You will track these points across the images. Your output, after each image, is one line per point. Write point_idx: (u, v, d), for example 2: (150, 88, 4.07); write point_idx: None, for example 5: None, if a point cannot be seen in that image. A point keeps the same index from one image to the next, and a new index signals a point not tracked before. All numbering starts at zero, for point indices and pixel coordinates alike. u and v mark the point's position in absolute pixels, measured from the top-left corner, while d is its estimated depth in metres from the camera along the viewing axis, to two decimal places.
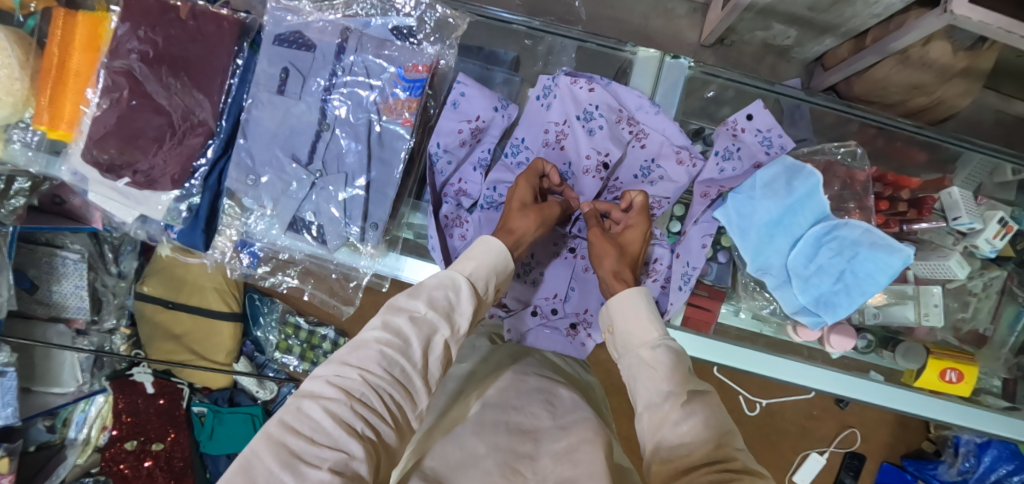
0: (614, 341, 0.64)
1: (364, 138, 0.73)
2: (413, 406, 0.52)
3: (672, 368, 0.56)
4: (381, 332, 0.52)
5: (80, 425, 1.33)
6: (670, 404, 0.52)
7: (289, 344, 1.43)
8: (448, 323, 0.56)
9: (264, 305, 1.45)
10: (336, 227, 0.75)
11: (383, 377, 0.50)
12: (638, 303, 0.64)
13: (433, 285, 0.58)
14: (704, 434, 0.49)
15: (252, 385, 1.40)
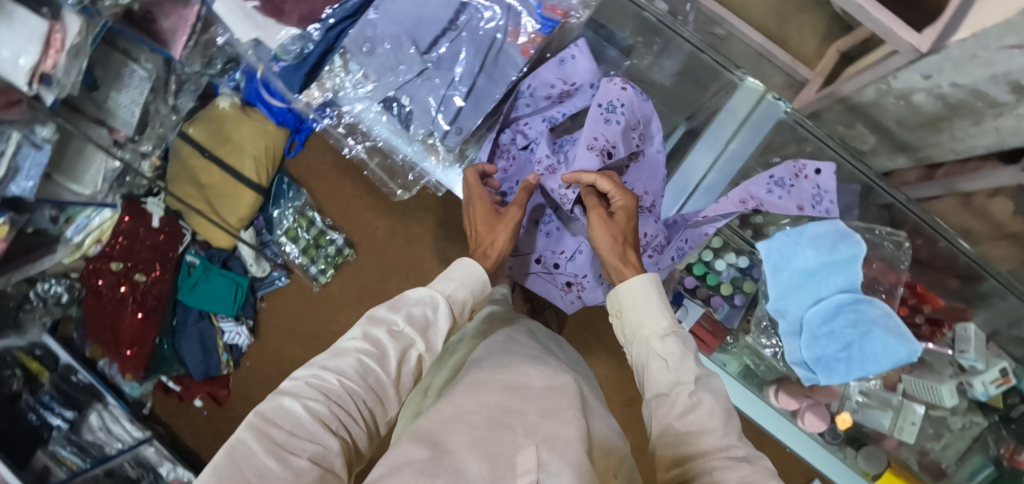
0: (625, 326, 0.64)
1: (484, 51, 0.75)
2: (383, 413, 0.56)
3: (686, 360, 0.56)
4: (358, 342, 0.55)
5: (79, 229, 1.33)
6: (675, 391, 0.53)
7: (296, 234, 1.44)
8: (424, 339, 0.58)
9: (290, 191, 1.46)
10: (424, 118, 0.80)
11: (357, 386, 0.52)
12: (649, 288, 0.63)
13: (414, 301, 0.60)
14: (712, 424, 0.49)
15: (247, 256, 1.42)
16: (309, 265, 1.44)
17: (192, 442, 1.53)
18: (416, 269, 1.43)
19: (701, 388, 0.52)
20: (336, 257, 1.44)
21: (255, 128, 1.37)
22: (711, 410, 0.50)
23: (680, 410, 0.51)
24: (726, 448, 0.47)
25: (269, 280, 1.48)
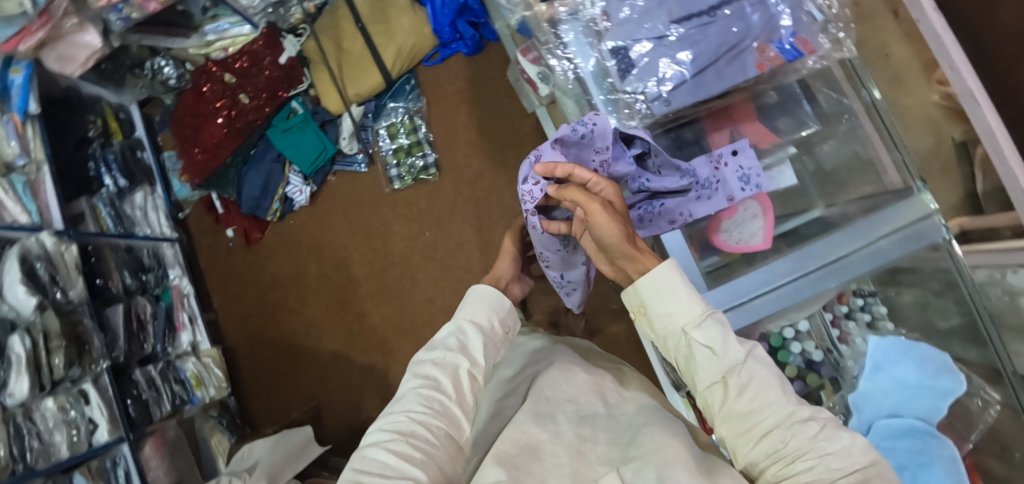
0: (654, 320, 0.52)
1: (731, 40, 0.62)
2: (463, 436, 0.51)
3: (731, 343, 0.47)
4: (416, 379, 0.52)
5: (214, 30, 1.38)
6: (731, 382, 0.45)
7: (397, 133, 1.47)
8: (468, 357, 0.55)
9: (410, 93, 1.47)
10: (639, 77, 0.64)
11: (428, 414, 0.48)
12: (673, 272, 0.50)
13: (443, 337, 0.57)
14: (773, 396, 0.43)
15: (346, 127, 1.43)
16: (392, 165, 1.46)
17: (207, 264, 1.55)
18: (483, 218, 1.43)
19: (752, 367, 0.45)
20: (419, 172, 1.45)
21: (411, 21, 1.40)
22: (767, 386, 0.44)
23: (741, 401, 0.44)
24: (791, 417, 0.42)
25: (349, 160, 1.49)
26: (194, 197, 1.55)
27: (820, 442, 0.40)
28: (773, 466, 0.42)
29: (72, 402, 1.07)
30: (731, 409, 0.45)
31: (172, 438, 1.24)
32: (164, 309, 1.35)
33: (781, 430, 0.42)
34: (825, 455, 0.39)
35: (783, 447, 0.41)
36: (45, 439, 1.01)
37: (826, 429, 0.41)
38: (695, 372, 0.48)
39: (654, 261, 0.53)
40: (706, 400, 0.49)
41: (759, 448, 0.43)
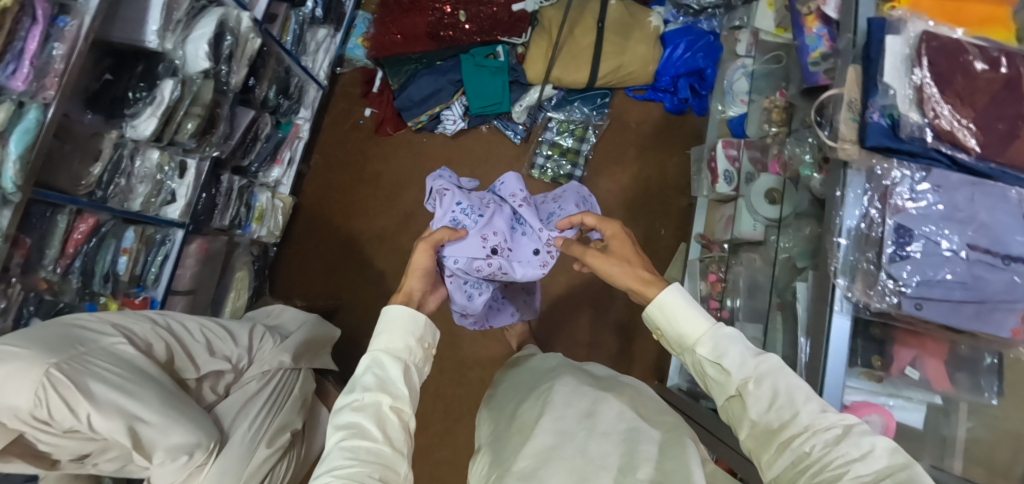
0: (667, 342, 0.57)
1: (1009, 295, 0.62)
2: (398, 471, 0.50)
3: (741, 356, 0.49)
4: (337, 434, 0.50)
5: None
6: (749, 390, 0.47)
7: (565, 133, 1.46)
8: (388, 394, 0.54)
9: (598, 107, 1.46)
10: (905, 266, 0.65)
11: (352, 466, 0.47)
12: (680, 292, 0.56)
13: (360, 373, 0.56)
14: (795, 403, 0.45)
15: (528, 98, 1.43)
16: (541, 154, 1.45)
17: (329, 124, 1.54)
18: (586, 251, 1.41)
19: (767, 374, 0.47)
20: (561, 177, 1.43)
21: (645, 51, 1.40)
22: (784, 388, 0.46)
23: (761, 410, 0.47)
24: (812, 427, 0.44)
25: (509, 126, 1.47)
26: (360, 63, 1.54)
27: (845, 448, 0.41)
28: (796, 471, 0.43)
29: (171, 168, 1.06)
30: (754, 417, 0.47)
31: (213, 250, 1.21)
32: (279, 137, 1.35)
33: (806, 440, 0.43)
34: (853, 463, 0.41)
35: (807, 457, 0.43)
36: (130, 184, 1.00)
37: (850, 436, 0.42)
38: (716, 386, 0.51)
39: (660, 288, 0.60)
40: (727, 411, 0.51)
41: (784, 455, 0.44)
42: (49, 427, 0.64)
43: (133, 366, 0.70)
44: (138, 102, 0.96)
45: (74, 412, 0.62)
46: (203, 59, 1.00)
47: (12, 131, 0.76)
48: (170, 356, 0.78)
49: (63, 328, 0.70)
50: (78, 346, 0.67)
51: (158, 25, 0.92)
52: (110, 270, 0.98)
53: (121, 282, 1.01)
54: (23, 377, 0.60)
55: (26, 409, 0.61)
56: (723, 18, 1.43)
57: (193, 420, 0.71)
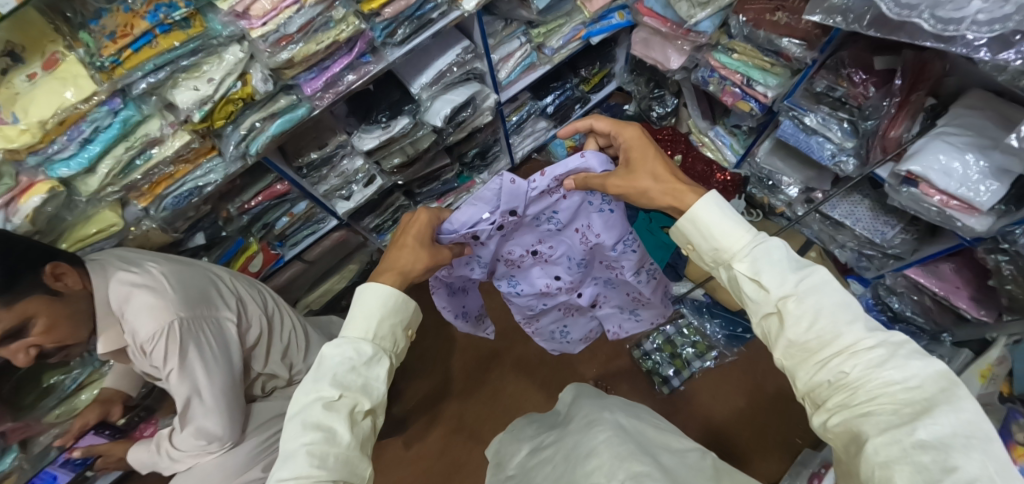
0: (703, 255, 0.55)
1: None
2: (361, 475, 0.49)
3: (782, 268, 0.47)
4: (307, 433, 0.47)
5: (716, 136, 1.45)
6: (790, 309, 0.45)
7: (688, 340, 1.41)
8: (363, 394, 0.51)
9: (737, 334, 1.38)
10: None
11: (319, 477, 0.45)
12: (713, 202, 0.53)
13: (340, 363, 0.52)
14: (841, 309, 0.43)
15: (675, 288, 1.41)
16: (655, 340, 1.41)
17: None
18: None
19: (811, 289, 0.45)
20: (656, 375, 1.36)
21: None
22: (828, 303, 0.44)
23: (800, 330, 0.44)
24: (852, 347, 0.42)
25: None
26: (555, 159, 1.66)
27: (885, 369, 0.39)
28: (830, 389, 0.42)
29: (362, 177, 1.19)
30: (791, 337, 0.44)
31: (347, 240, 1.35)
32: (454, 186, 1.47)
33: (844, 360, 0.41)
34: (892, 387, 0.39)
35: (844, 377, 0.41)
36: (329, 175, 1.13)
37: (894, 358, 0.40)
38: (752, 305, 0.49)
39: (693, 198, 0.56)
40: (764, 333, 0.49)
41: (819, 371, 0.43)
42: (142, 355, 0.74)
43: (226, 344, 0.79)
44: (375, 124, 1.10)
45: (165, 362, 0.71)
46: (441, 116, 1.13)
47: (280, 116, 0.91)
48: (257, 343, 0.87)
49: (205, 282, 0.80)
50: (205, 308, 0.77)
51: (425, 80, 1.10)
52: (271, 223, 1.14)
53: (271, 233, 1.17)
54: (157, 316, 0.71)
55: (141, 338, 0.71)
56: (923, 340, 1.28)
57: (229, 418, 0.78)
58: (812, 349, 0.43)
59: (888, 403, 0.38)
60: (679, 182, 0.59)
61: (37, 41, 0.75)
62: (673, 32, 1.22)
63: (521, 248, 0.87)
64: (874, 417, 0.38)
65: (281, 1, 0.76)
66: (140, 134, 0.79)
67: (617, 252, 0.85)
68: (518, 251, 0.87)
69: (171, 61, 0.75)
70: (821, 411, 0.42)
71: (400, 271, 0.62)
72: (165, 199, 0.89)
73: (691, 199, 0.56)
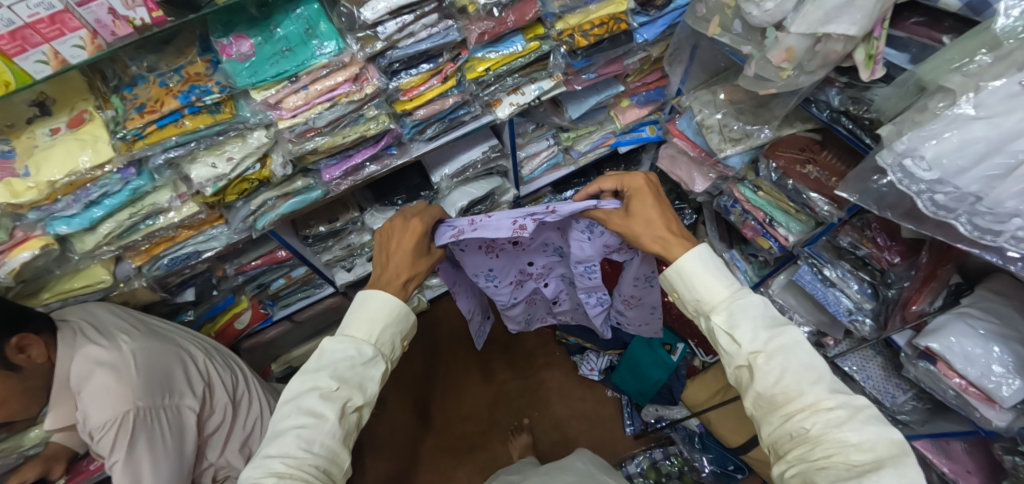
0: (686, 303, 0.64)
1: None
2: (341, 466, 0.54)
3: (751, 320, 0.56)
4: (299, 417, 0.52)
5: (731, 258, 1.40)
6: (760, 363, 0.53)
7: (675, 469, 1.32)
8: (360, 391, 0.56)
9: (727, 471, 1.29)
10: None
11: (304, 458, 0.50)
12: (697, 258, 0.62)
13: (340, 359, 0.57)
14: (803, 360, 0.51)
15: (668, 412, 1.34)
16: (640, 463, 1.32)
17: None
18: None
19: (781, 349, 0.53)
20: None
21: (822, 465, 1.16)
22: (798, 364, 0.51)
23: (767, 384, 0.52)
24: (815, 406, 0.49)
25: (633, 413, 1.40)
26: None
27: (844, 431, 0.46)
28: (795, 441, 0.49)
29: (367, 251, 1.17)
30: (760, 390, 0.52)
31: (340, 306, 1.31)
32: None
33: (806, 417, 0.49)
34: (847, 448, 0.45)
35: (805, 432, 0.48)
36: (333, 246, 1.11)
37: (850, 421, 0.47)
38: (726, 356, 0.57)
39: (679, 251, 0.65)
40: (738, 381, 0.57)
41: (783, 424, 0.50)
42: (88, 438, 0.69)
43: (183, 435, 0.75)
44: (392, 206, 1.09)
45: (109, 453, 0.67)
46: (457, 207, 1.11)
47: (294, 197, 0.90)
48: (216, 429, 0.83)
49: (175, 365, 0.78)
50: (167, 396, 0.74)
51: (448, 171, 1.08)
52: (266, 283, 1.11)
53: (263, 292, 1.13)
54: (115, 404, 0.67)
55: (92, 425, 0.67)
56: None
57: None
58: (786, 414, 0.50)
59: (842, 463, 0.45)
60: (670, 233, 0.67)
61: (69, 97, 0.75)
62: (702, 157, 1.18)
63: (498, 249, 0.85)
64: (827, 471, 0.45)
65: (315, 98, 0.77)
66: (147, 204, 0.78)
67: (591, 267, 0.84)
68: (495, 253, 0.86)
69: (195, 139, 0.75)
70: (781, 461, 0.49)
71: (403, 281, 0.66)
72: (161, 259, 0.87)
73: (677, 252, 0.65)
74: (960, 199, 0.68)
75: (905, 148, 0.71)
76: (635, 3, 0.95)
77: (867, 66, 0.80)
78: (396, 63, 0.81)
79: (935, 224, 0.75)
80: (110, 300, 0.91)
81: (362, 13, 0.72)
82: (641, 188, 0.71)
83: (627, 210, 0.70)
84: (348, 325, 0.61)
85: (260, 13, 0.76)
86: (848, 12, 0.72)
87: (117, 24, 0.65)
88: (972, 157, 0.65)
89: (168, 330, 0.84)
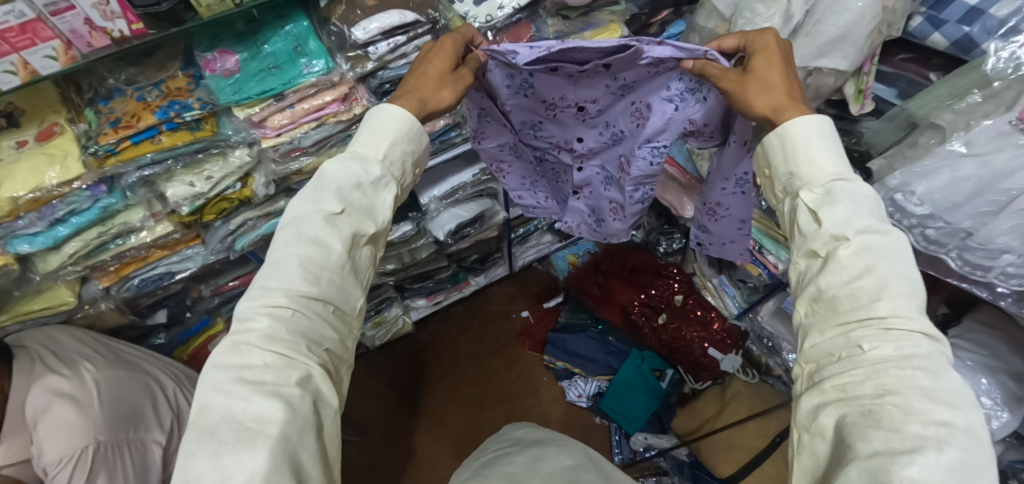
0: (775, 182, 0.48)
1: None
2: (354, 305, 0.41)
3: (853, 202, 0.40)
4: (298, 244, 0.38)
5: (720, 284, 1.24)
6: (838, 254, 0.38)
7: None
8: (371, 220, 0.43)
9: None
10: None
11: (312, 292, 0.38)
12: (818, 128, 0.44)
13: (340, 175, 0.42)
14: (896, 265, 0.36)
15: (657, 438, 1.32)
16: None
17: (493, 293, 1.59)
18: None
19: (875, 246, 0.37)
20: None
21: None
22: (893, 272, 0.36)
23: (834, 283, 0.37)
24: (885, 323, 0.35)
25: (622, 440, 1.36)
26: (554, 272, 1.60)
27: (907, 350, 0.33)
28: (841, 365, 0.36)
29: None
30: (822, 286, 0.38)
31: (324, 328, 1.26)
32: (446, 286, 1.40)
33: (870, 335, 0.35)
34: (912, 388, 0.32)
35: (858, 353, 0.35)
36: None
37: (925, 356, 0.33)
38: (798, 241, 0.42)
39: (795, 114, 0.46)
40: (796, 277, 0.43)
41: (838, 337, 0.37)
42: (42, 476, 0.64)
43: (144, 473, 0.69)
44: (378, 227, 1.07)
45: None
46: (445, 229, 1.11)
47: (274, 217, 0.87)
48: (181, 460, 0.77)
49: (143, 395, 0.73)
50: (132, 429, 0.69)
51: (437, 193, 1.06)
52: None
53: None
54: (72, 438, 0.63)
55: (45, 462, 0.62)
56: None
57: None
58: (832, 341, 0.37)
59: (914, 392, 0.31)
60: (791, 98, 0.48)
61: (39, 108, 0.70)
62: (692, 185, 1.14)
63: (570, 101, 0.68)
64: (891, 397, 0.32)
65: (301, 117, 0.75)
66: (118, 222, 0.74)
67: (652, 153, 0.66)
68: (563, 108, 0.68)
69: (173, 156, 0.72)
70: (824, 376, 0.37)
71: (422, 98, 0.51)
72: (132, 280, 0.83)
73: (792, 115, 0.46)
74: (951, 234, 0.64)
75: (897, 182, 0.67)
76: (629, 31, 0.95)
77: (857, 100, 0.81)
78: (387, 84, 0.79)
79: (927, 257, 0.74)
80: (74, 322, 0.86)
81: (353, 32, 0.71)
82: (772, 43, 0.51)
83: (743, 70, 0.51)
84: (353, 143, 0.46)
85: (247, 29, 0.73)
86: (840, 47, 0.73)
87: (94, 35, 0.62)
88: (966, 194, 0.62)
89: (135, 356, 0.79)
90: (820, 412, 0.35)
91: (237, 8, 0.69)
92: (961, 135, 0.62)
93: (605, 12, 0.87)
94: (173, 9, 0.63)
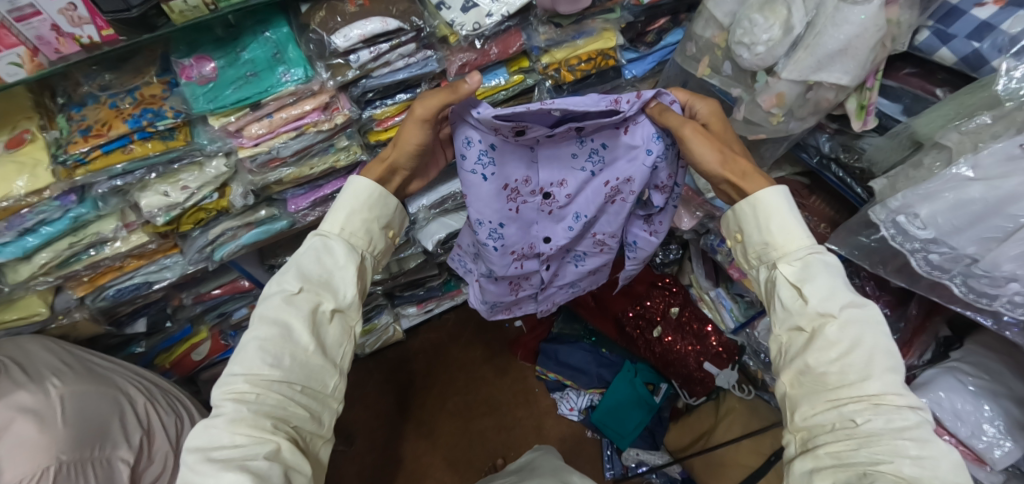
0: (748, 249, 0.49)
1: None
2: (325, 382, 0.43)
3: (826, 274, 0.42)
4: (260, 328, 0.41)
5: (717, 297, 1.22)
6: (826, 330, 0.40)
7: None
8: (332, 294, 0.45)
9: None
10: None
11: (272, 375, 0.39)
12: (781, 196, 0.47)
13: (303, 254, 0.46)
14: (877, 342, 0.39)
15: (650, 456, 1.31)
16: None
17: None
18: None
19: (857, 320, 0.40)
20: None
21: None
22: (877, 344, 0.39)
23: (822, 361, 0.40)
24: (875, 398, 0.38)
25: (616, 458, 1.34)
26: None
27: (898, 424, 0.37)
28: (833, 435, 0.38)
29: None
30: (809, 363, 0.40)
31: None
32: (436, 294, 1.36)
33: (861, 409, 0.38)
34: (902, 457, 0.36)
35: (852, 425, 0.38)
36: None
37: (916, 429, 0.36)
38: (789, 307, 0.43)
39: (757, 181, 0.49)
40: (781, 350, 0.44)
41: (829, 411, 0.39)
42: None
43: None
44: None
45: None
46: (433, 239, 1.08)
47: (256, 226, 0.85)
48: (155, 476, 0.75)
49: (111, 412, 0.71)
50: (97, 447, 0.67)
51: (426, 203, 1.03)
52: (228, 312, 1.04)
53: (225, 321, 1.06)
54: (33, 457, 0.61)
55: None
56: None
57: None
58: (821, 408, 0.39)
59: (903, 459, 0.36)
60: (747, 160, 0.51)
61: (11, 114, 0.68)
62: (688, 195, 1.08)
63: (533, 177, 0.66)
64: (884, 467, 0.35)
65: (279, 126, 0.73)
66: (90, 232, 0.72)
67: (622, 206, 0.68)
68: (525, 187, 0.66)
69: (146, 166, 0.70)
70: (815, 450, 0.38)
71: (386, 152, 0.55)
72: (107, 290, 0.81)
73: (755, 183, 0.49)
74: (955, 259, 0.60)
75: (899, 204, 0.63)
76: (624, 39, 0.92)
77: (859, 116, 0.78)
78: (370, 92, 0.78)
79: (929, 282, 0.70)
80: (47, 331, 0.84)
81: (333, 39, 0.68)
82: (714, 118, 0.56)
83: None
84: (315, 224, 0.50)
85: (226, 34, 0.71)
86: (841, 61, 0.70)
87: (62, 41, 0.60)
88: (968, 218, 0.58)
89: (105, 367, 0.77)
90: (815, 477, 0.37)
91: (214, 14, 0.66)
92: (968, 158, 0.58)
93: (599, 20, 0.84)
94: (144, 14, 0.61)
